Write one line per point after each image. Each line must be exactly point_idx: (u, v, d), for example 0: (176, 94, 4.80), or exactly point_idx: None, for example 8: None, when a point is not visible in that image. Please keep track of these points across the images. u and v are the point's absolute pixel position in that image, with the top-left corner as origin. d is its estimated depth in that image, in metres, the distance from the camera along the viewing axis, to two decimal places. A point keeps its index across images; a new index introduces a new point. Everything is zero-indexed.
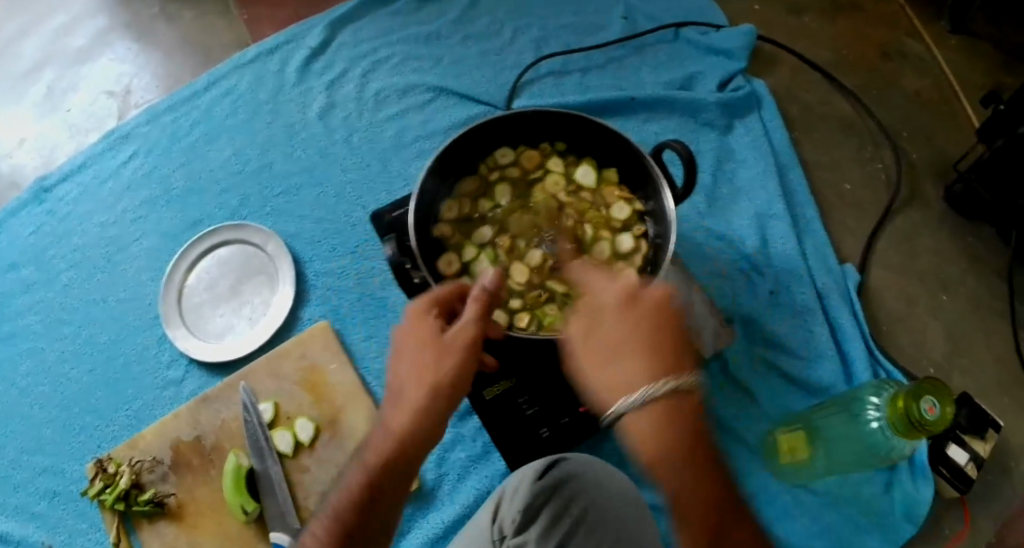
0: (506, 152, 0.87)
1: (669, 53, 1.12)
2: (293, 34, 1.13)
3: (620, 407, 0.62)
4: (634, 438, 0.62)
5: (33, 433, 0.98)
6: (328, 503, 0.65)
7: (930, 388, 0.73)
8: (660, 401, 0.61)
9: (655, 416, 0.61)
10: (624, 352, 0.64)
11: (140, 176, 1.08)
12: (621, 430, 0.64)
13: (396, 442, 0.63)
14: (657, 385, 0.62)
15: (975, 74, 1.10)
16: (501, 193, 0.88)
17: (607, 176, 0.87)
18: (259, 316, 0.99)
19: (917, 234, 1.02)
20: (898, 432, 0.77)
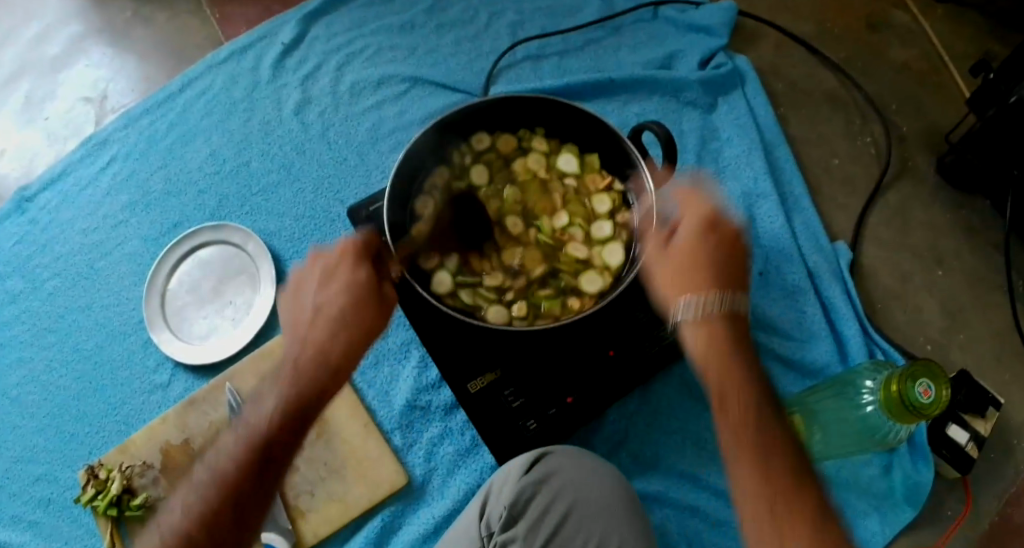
0: (482, 138, 0.85)
1: (649, 32, 1.11)
2: (266, 31, 1.13)
3: (702, 306, 0.62)
4: (698, 340, 0.63)
5: (23, 443, 0.97)
6: (234, 436, 0.61)
7: (925, 371, 0.72)
8: (711, 313, 0.63)
9: (707, 329, 0.62)
10: (681, 281, 0.65)
11: (119, 181, 1.07)
12: (687, 330, 0.63)
13: (291, 409, 0.61)
14: (710, 300, 0.63)
15: (964, 43, 1.08)
16: (478, 175, 0.85)
17: (587, 161, 0.86)
18: (242, 316, 0.98)
19: (909, 208, 1.00)
20: (892, 414, 0.75)
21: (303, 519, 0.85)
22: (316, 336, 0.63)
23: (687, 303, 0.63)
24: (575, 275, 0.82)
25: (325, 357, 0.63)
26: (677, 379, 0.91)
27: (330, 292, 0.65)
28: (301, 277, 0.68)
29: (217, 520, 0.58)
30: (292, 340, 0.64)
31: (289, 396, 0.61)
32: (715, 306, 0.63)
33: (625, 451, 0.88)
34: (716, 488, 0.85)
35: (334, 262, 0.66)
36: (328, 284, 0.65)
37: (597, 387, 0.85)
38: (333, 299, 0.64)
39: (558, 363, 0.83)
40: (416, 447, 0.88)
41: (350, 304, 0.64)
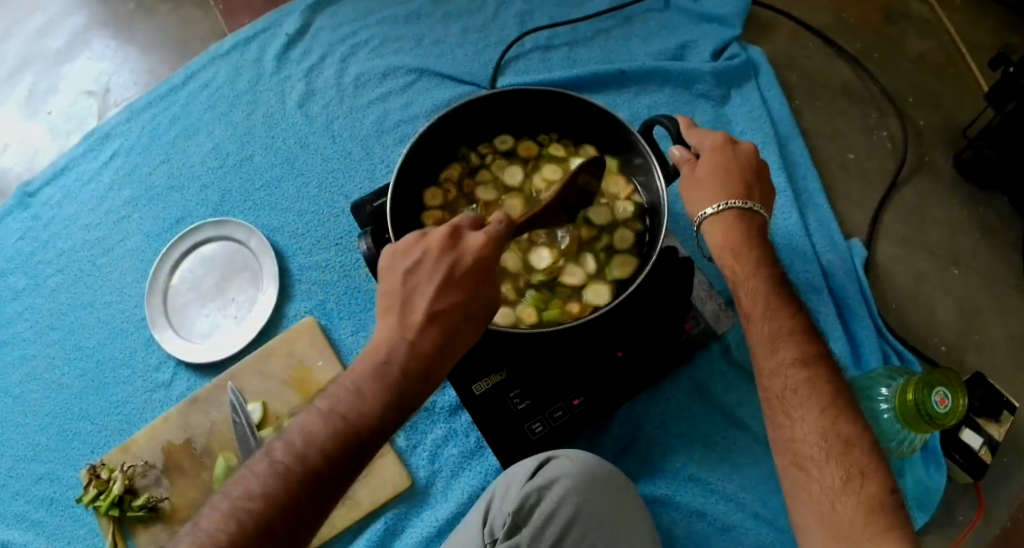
0: (506, 139, 0.85)
1: (661, 22, 1.08)
2: (270, 22, 1.11)
3: (720, 206, 0.75)
4: (717, 235, 0.75)
5: (26, 441, 0.96)
6: (296, 443, 0.59)
7: (941, 379, 0.71)
8: (735, 212, 0.75)
9: (728, 227, 0.75)
10: (708, 188, 0.76)
11: (122, 176, 1.06)
12: (707, 228, 0.76)
13: (364, 427, 0.59)
14: (736, 202, 0.75)
15: (984, 34, 1.05)
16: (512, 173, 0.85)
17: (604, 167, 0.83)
18: (245, 313, 0.97)
19: (926, 205, 0.98)
20: (905, 422, 0.74)
21: None
22: (419, 348, 0.61)
23: (713, 205, 0.75)
24: (585, 281, 0.81)
25: (422, 374, 0.61)
26: (686, 380, 0.89)
27: (455, 301, 0.62)
28: (425, 253, 0.63)
29: (272, 522, 0.56)
30: (391, 337, 0.62)
31: (374, 407, 0.60)
32: (738, 209, 0.75)
33: (631, 453, 0.86)
34: (725, 492, 0.84)
35: (464, 267, 0.63)
36: (451, 289, 0.62)
37: (606, 389, 0.83)
38: (455, 310, 0.62)
39: (566, 364, 0.82)
40: (419, 449, 0.87)
41: (465, 323, 0.63)
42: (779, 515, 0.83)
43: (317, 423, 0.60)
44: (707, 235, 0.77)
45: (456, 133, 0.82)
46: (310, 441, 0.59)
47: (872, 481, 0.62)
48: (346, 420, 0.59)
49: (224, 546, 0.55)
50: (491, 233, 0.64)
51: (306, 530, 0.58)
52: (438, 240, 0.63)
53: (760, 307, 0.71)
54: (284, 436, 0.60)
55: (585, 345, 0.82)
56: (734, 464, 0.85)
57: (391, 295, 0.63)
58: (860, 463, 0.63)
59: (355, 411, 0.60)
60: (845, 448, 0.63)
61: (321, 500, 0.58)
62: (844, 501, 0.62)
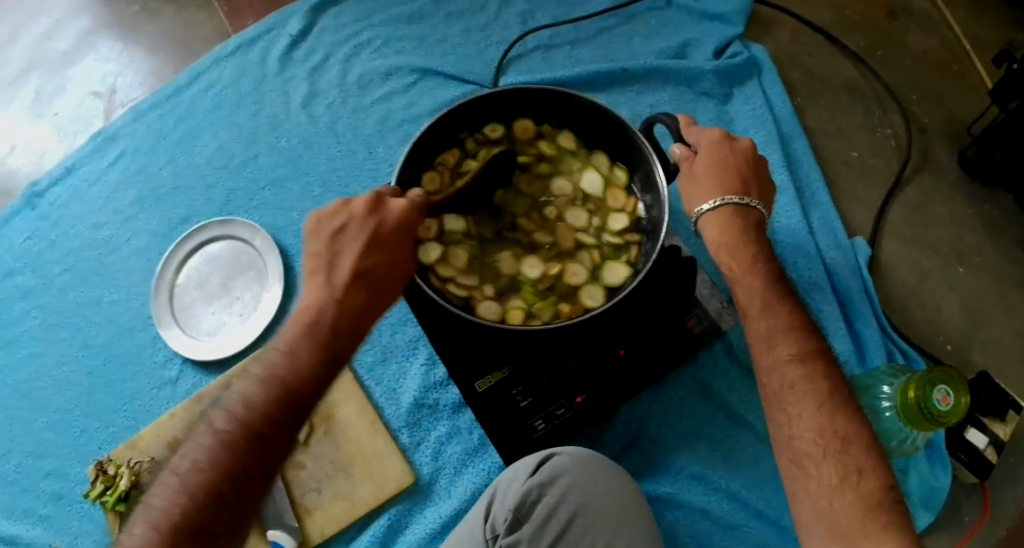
0: (496, 128, 0.83)
1: (663, 20, 1.08)
2: (274, 23, 1.12)
3: (718, 202, 0.75)
4: (714, 231, 0.76)
5: (35, 438, 0.97)
6: (227, 407, 0.62)
7: (943, 377, 0.71)
8: (729, 208, 0.75)
9: (725, 224, 0.75)
10: (706, 184, 0.76)
11: (129, 176, 1.07)
12: (704, 224, 0.76)
13: (293, 383, 0.63)
14: (732, 199, 0.75)
15: (987, 31, 1.05)
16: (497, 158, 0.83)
17: (602, 169, 0.84)
18: (251, 311, 0.97)
19: (930, 203, 0.97)
20: (906, 419, 0.74)
21: (309, 517, 0.85)
22: (347, 305, 0.65)
23: (708, 201, 0.75)
24: (580, 285, 0.80)
25: (352, 329, 0.66)
26: (689, 378, 0.89)
27: (375, 259, 0.67)
28: (349, 219, 0.67)
29: (223, 490, 0.58)
30: (321, 296, 0.65)
31: (307, 364, 0.63)
32: (735, 205, 0.75)
33: (634, 452, 0.87)
34: (729, 490, 0.84)
35: (388, 228, 0.67)
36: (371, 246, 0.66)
37: (609, 387, 0.83)
38: (375, 268, 0.67)
39: (568, 361, 0.82)
40: (423, 446, 0.87)
41: (391, 280, 0.68)
42: (783, 513, 0.83)
43: (251, 387, 0.62)
44: (705, 231, 0.77)
45: (457, 131, 0.82)
46: (247, 406, 0.61)
47: (870, 479, 0.61)
48: (280, 379, 0.62)
49: (178, 520, 0.57)
50: (413, 199, 0.68)
51: (257, 494, 0.60)
52: (360, 206, 0.67)
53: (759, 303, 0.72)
54: (223, 405, 0.62)
55: (586, 343, 0.82)
56: (737, 463, 0.85)
57: (319, 257, 0.67)
58: (858, 460, 0.62)
59: (290, 372, 0.63)
60: (842, 445, 0.63)
61: (271, 465, 0.61)
62: (841, 498, 0.62)
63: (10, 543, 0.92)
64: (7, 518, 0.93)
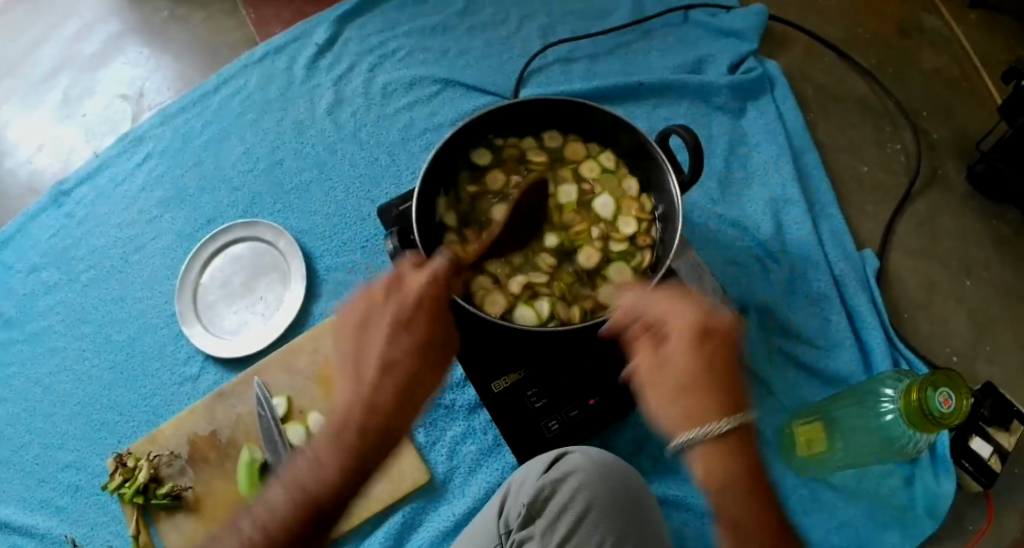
0: (555, 136, 0.87)
1: (679, 36, 1.11)
2: (300, 32, 1.15)
3: (710, 432, 0.56)
4: (707, 467, 0.56)
5: (56, 430, 1.00)
6: (248, 517, 0.56)
7: (945, 379, 0.70)
8: (715, 439, 0.56)
9: (722, 457, 0.56)
10: (691, 385, 0.57)
11: (154, 177, 1.10)
12: (691, 459, 0.57)
13: (320, 488, 0.56)
14: (711, 425, 0.56)
15: (997, 49, 1.07)
16: (480, 156, 0.86)
17: (624, 189, 0.86)
18: (273, 311, 1.00)
19: (938, 217, 0.99)
20: (910, 422, 0.73)
21: None
22: (378, 399, 0.60)
23: (691, 428, 0.57)
24: (592, 285, 0.83)
25: (384, 429, 0.59)
26: None
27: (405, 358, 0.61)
28: (373, 305, 0.64)
29: None
30: (349, 398, 0.60)
31: (337, 467, 0.57)
32: (729, 437, 0.56)
33: (644, 455, 0.88)
34: None
35: (412, 305, 0.64)
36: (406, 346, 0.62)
37: (621, 389, 0.85)
38: (407, 371, 0.61)
39: (583, 364, 0.84)
40: (438, 445, 0.89)
41: (424, 369, 0.62)
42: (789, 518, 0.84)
43: (276, 498, 0.56)
44: (692, 469, 0.58)
45: (481, 135, 0.84)
46: (271, 517, 0.55)
47: None
48: (303, 488, 0.56)
49: None
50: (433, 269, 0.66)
51: None
52: (382, 286, 0.64)
53: (752, 530, 0.55)
54: (246, 521, 0.55)
55: (603, 348, 0.84)
56: None
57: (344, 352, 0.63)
58: None
59: (318, 480, 0.56)
60: None
61: None
62: None
63: (26, 533, 0.95)
64: (25, 508, 0.97)
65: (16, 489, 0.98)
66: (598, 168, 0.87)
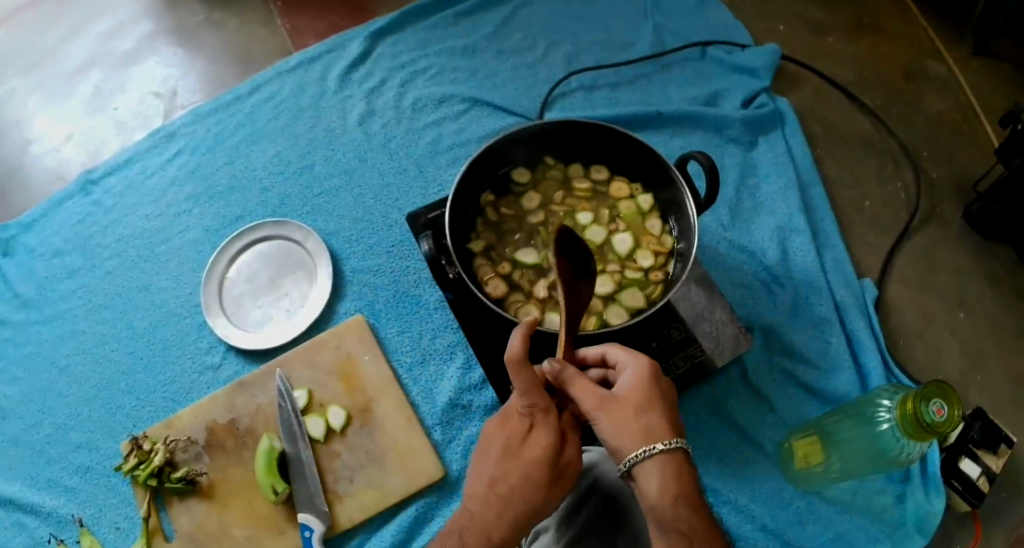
0: (600, 169, 0.92)
1: (697, 71, 1.17)
2: (334, 45, 1.20)
3: (655, 447, 0.63)
4: (653, 479, 0.63)
5: (70, 411, 1.03)
6: None
7: (937, 390, 0.73)
8: (664, 454, 0.64)
9: (676, 472, 0.64)
10: (640, 406, 0.66)
11: (184, 173, 1.14)
12: (639, 474, 0.64)
13: None
14: (662, 443, 0.64)
15: (997, 96, 1.13)
16: (519, 173, 0.92)
17: (648, 226, 0.90)
18: (298, 307, 1.03)
19: (936, 252, 1.05)
20: (907, 434, 0.76)
21: (339, 502, 0.91)
22: (484, 516, 0.66)
23: (644, 445, 0.64)
24: (604, 305, 0.87)
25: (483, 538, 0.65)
26: (706, 397, 0.95)
27: (514, 481, 0.66)
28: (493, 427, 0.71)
29: None
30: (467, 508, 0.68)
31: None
32: (673, 450, 0.64)
33: None
34: (737, 503, 0.89)
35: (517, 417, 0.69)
36: (518, 470, 0.66)
37: None
38: (517, 492, 0.66)
39: None
40: (454, 443, 0.94)
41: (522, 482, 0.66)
42: (786, 528, 0.88)
43: None
44: (641, 484, 0.64)
45: (514, 151, 0.89)
46: None
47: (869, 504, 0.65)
48: None
49: None
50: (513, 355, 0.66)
51: None
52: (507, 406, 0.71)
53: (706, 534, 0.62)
54: None
55: None
56: (745, 478, 0.91)
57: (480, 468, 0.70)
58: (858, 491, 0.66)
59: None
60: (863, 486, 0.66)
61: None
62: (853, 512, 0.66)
63: (32, 511, 0.97)
64: (32, 485, 0.99)
65: (25, 466, 1.00)
66: (633, 208, 0.90)
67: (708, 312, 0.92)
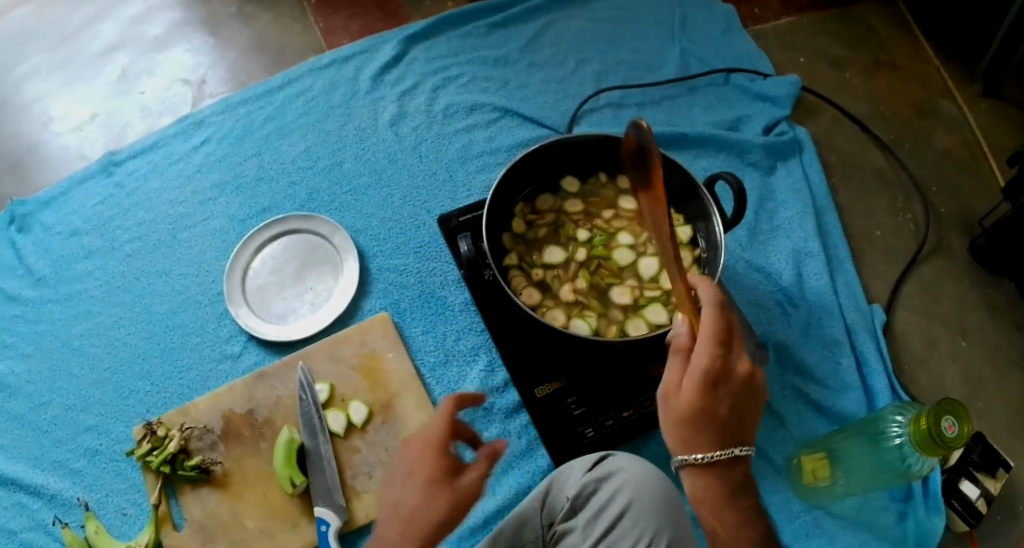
0: None
1: (720, 96, 1.21)
2: (368, 45, 1.22)
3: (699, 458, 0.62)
4: (694, 483, 0.64)
5: (81, 392, 1.02)
6: None
7: (949, 408, 0.76)
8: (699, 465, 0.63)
9: (707, 481, 0.63)
10: (694, 419, 0.62)
11: (210, 161, 1.15)
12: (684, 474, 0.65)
13: None
14: (705, 454, 0.62)
15: (1004, 136, 1.19)
16: (569, 183, 0.94)
17: (678, 256, 0.91)
18: (321, 302, 1.04)
19: (941, 282, 1.09)
20: (918, 448, 0.79)
21: (356, 497, 0.91)
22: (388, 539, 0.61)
23: (685, 451, 0.63)
24: (626, 320, 0.87)
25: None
26: None
27: (416, 501, 0.61)
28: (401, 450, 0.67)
29: None
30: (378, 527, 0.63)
31: None
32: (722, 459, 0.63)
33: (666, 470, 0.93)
34: None
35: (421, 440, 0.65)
36: (419, 490, 0.62)
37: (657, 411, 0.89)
38: (421, 511, 0.61)
39: (622, 380, 0.89)
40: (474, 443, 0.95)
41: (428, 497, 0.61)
42: (792, 541, 0.90)
43: None
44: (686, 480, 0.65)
45: (562, 160, 0.92)
46: None
47: None
48: None
49: None
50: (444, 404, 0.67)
51: None
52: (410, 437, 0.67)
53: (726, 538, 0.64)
54: None
55: (638, 367, 0.89)
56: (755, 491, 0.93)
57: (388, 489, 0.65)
58: None
59: None
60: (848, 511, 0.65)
61: None
62: None
63: (34, 492, 0.96)
64: (36, 466, 0.98)
65: (29, 445, 0.99)
66: (670, 236, 0.92)
67: None
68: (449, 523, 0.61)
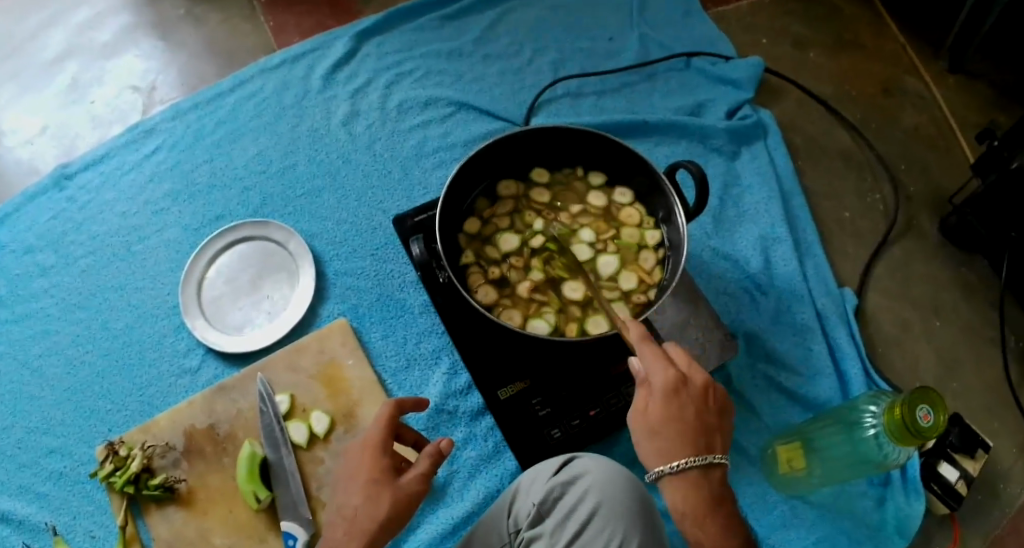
0: (624, 194, 0.91)
1: (681, 81, 1.18)
2: (319, 43, 1.19)
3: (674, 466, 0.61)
4: (675, 496, 0.61)
5: (42, 414, 0.99)
6: None
7: (924, 396, 0.74)
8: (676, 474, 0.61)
9: (687, 491, 0.61)
10: (661, 430, 0.62)
11: (162, 170, 1.11)
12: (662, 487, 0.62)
13: None
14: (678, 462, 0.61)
15: (971, 111, 1.17)
16: (539, 174, 0.92)
17: (640, 259, 0.88)
18: (279, 310, 1.01)
19: (912, 262, 1.07)
20: (893, 438, 0.77)
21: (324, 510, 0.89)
22: (334, 538, 0.65)
23: (661, 463, 0.61)
24: (583, 319, 0.85)
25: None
26: None
27: (357, 499, 0.66)
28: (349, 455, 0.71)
29: None
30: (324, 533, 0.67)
31: None
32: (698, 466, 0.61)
33: (640, 467, 0.91)
34: None
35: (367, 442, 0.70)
36: (360, 489, 0.67)
37: (621, 408, 0.88)
38: (361, 509, 0.65)
39: (586, 378, 0.88)
40: None
41: (371, 498, 0.66)
42: (769, 533, 0.89)
43: None
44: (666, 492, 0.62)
45: (516, 153, 0.89)
46: None
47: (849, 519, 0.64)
48: None
49: None
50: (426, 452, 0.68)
51: None
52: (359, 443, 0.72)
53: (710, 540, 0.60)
54: None
55: (604, 365, 0.88)
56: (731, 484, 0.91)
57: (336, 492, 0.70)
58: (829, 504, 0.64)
59: None
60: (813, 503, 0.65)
61: None
62: None
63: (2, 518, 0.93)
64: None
65: None
66: (636, 236, 0.89)
67: (694, 319, 0.93)
68: (393, 518, 0.65)
